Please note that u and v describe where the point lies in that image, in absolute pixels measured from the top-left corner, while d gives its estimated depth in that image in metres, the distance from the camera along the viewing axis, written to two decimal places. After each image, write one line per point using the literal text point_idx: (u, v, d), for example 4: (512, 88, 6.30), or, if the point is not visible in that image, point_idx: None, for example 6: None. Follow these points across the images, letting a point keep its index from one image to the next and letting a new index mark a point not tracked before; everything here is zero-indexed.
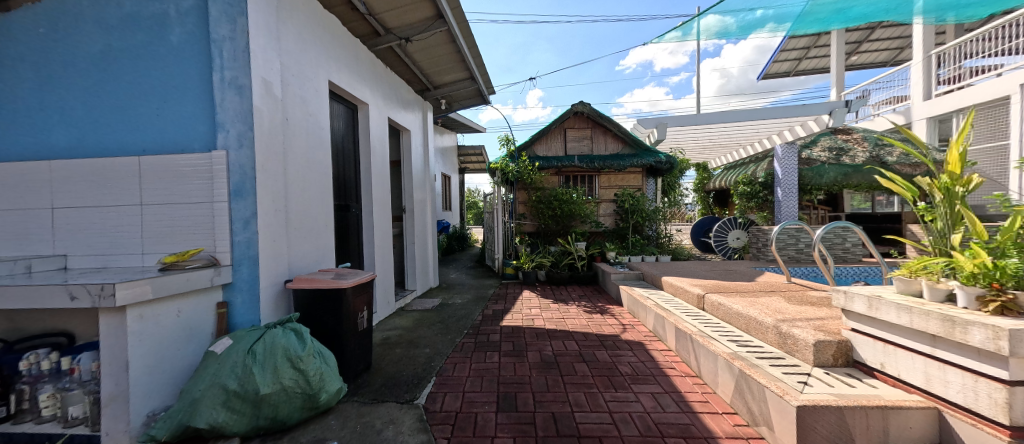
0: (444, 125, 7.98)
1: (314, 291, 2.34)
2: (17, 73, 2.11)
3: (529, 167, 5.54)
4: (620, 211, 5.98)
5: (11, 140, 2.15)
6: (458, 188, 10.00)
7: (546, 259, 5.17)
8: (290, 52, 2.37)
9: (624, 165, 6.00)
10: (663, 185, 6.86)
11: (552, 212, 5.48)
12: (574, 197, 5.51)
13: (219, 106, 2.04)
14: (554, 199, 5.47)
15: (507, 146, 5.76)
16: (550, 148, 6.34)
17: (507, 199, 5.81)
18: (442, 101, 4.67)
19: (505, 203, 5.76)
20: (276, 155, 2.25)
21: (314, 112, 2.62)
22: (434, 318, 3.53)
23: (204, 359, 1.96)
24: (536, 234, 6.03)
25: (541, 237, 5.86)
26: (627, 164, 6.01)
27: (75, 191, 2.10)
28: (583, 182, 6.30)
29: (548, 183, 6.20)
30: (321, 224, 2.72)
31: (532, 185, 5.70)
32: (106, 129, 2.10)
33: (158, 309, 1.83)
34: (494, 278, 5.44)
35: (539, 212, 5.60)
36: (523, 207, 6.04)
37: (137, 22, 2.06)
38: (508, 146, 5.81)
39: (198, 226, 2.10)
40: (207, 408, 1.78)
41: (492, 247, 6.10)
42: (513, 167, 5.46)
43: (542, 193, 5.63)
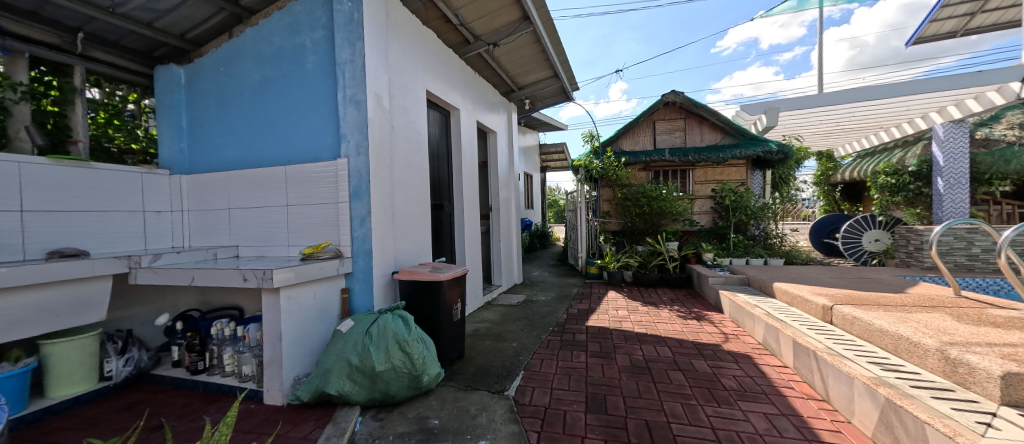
0: (525, 125, 8.13)
1: (416, 282, 2.58)
2: (205, 103, 2.72)
3: (615, 163, 5.34)
4: (720, 209, 5.42)
5: (200, 156, 2.77)
6: (539, 187, 10.14)
7: (633, 259, 4.95)
8: (396, 67, 2.64)
9: (725, 157, 5.41)
10: (770, 179, 5.90)
11: (639, 210, 5.21)
12: (665, 193, 5.16)
13: (341, 120, 2.36)
14: (642, 196, 5.19)
15: (591, 141, 5.62)
16: (638, 142, 6.03)
17: (591, 197, 5.74)
18: (524, 101, 4.76)
19: (588, 201, 5.71)
20: (385, 160, 2.54)
21: (415, 119, 2.88)
22: (519, 314, 3.63)
23: (333, 336, 2.30)
24: (621, 232, 5.84)
25: (627, 236, 5.64)
26: (728, 156, 5.41)
27: (243, 195, 2.63)
28: (674, 177, 5.87)
29: (634, 179, 5.91)
30: (420, 221, 2.99)
31: (618, 182, 5.49)
32: (262, 144, 2.59)
33: (301, 291, 2.20)
34: (577, 277, 5.39)
35: (625, 210, 5.37)
36: (607, 204, 5.86)
37: (282, 54, 2.50)
38: (592, 141, 5.67)
39: (326, 222, 2.47)
40: (336, 378, 2.09)
41: (575, 246, 6.05)
42: (597, 164, 5.35)
43: (629, 190, 5.38)
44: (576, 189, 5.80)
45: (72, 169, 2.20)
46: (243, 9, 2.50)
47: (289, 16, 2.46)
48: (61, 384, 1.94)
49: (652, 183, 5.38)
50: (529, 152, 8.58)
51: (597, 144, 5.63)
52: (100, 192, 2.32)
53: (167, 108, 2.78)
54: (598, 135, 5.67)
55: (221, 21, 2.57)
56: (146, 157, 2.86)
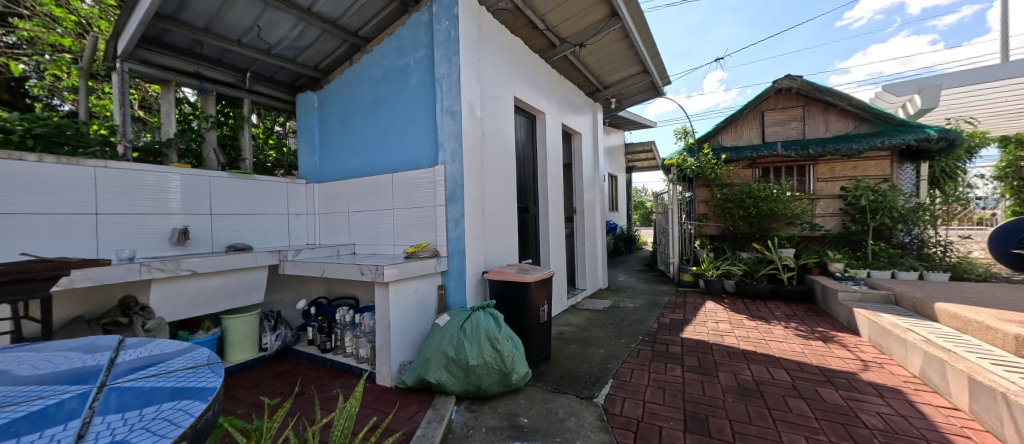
0: (608, 125, 7.89)
1: (506, 282, 2.67)
2: (332, 122, 3.19)
3: (713, 161, 4.88)
4: (857, 211, 4.58)
5: (327, 166, 3.25)
6: (625, 189, 9.74)
7: (736, 267, 4.46)
8: (487, 77, 2.78)
9: (861, 148, 4.60)
10: (928, 174, 4.88)
11: (744, 212, 4.66)
12: (777, 193, 4.51)
13: (439, 130, 2.58)
14: (747, 197, 4.63)
15: (685, 138, 5.22)
16: (742, 136, 5.42)
17: (685, 198, 5.34)
18: (611, 100, 4.60)
19: (683, 203, 5.34)
20: (476, 165, 2.68)
21: (503, 126, 2.99)
22: (606, 320, 3.52)
23: (432, 329, 2.51)
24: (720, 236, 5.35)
25: (727, 241, 5.07)
26: (866, 147, 4.58)
27: (359, 200, 3.02)
28: (789, 173, 5.16)
29: (738, 177, 5.33)
30: (508, 224, 3.09)
31: (717, 182, 4.99)
32: (375, 155, 2.95)
33: (406, 286, 2.44)
34: (668, 285, 5.05)
35: (726, 212, 4.88)
36: (704, 206, 5.42)
37: (391, 75, 2.82)
38: (687, 138, 5.25)
39: (426, 224, 2.70)
40: (435, 368, 2.27)
41: (665, 251, 5.67)
42: (692, 162, 4.96)
43: (730, 190, 4.87)
44: (668, 189, 5.48)
45: (240, 181, 2.77)
46: (361, 38, 2.88)
47: (396, 40, 2.77)
48: (236, 350, 2.46)
49: (760, 181, 4.78)
50: (614, 152, 8.30)
51: (692, 141, 5.19)
52: (259, 199, 2.87)
53: (305, 128, 3.33)
54: (693, 131, 5.24)
55: (345, 51, 2.99)
56: (290, 170, 3.44)
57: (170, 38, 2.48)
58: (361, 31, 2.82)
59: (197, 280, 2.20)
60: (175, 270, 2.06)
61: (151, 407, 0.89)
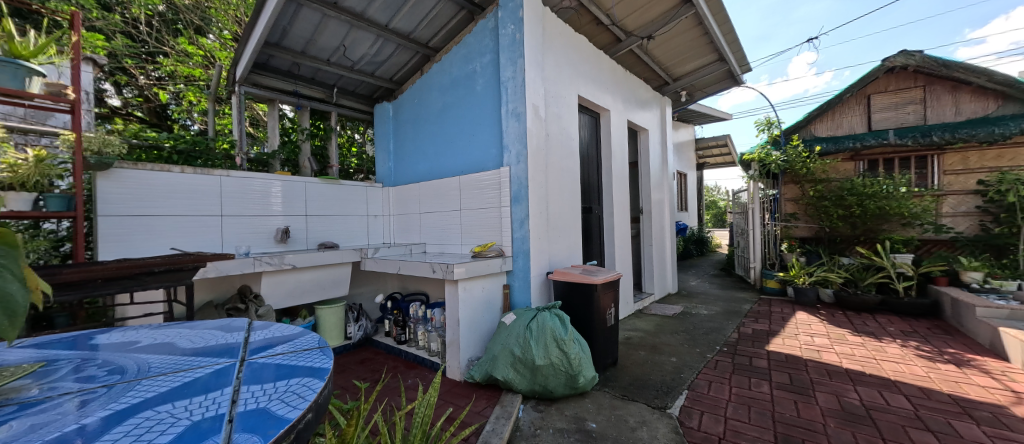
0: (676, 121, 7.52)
1: (572, 283, 2.64)
2: (405, 129, 3.42)
3: (805, 154, 4.40)
4: (1000, 209, 3.83)
5: (401, 170, 3.49)
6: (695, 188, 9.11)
7: (834, 274, 3.94)
8: (551, 77, 2.78)
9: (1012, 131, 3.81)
10: None
11: (844, 211, 4.10)
12: (889, 189, 3.90)
13: (505, 132, 2.64)
14: (849, 193, 4.08)
15: (769, 129, 4.81)
16: (840, 125, 4.80)
17: (769, 197, 4.89)
18: (681, 92, 4.32)
19: (766, 202, 4.89)
20: (541, 166, 2.68)
21: (567, 125, 2.96)
22: (677, 327, 3.32)
23: (498, 327, 2.56)
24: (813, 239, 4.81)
25: (823, 244, 4.53)
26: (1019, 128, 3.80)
27: (429, 201, 3.19)
28: (905, 166, 4.48)
29: (836, 172, 4.77)
30: (572, 224, 3.05)
31: (808, 178, 4.47)
32: (443, 158, 3.10)
33: (473, 284, 2.53)
34: (748, 292, 4.62)
35: (821, 212, 4.34)
36: (792, 205, 4.90)
37: (458, 82, 2.95)
38: (771, 129, 4.85)
39: (492, 224, 2.78)
40: (502, 365, 2.32)
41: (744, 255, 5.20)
42: (778, 156, 4.54)
43: (826, 187, 4.32)
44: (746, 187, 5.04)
45: (329, 186, 3.08)
46: (432, 49, 3.05)
47: (463, 48, 2.89)
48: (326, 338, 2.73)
49: (866, 176, 4.18)
50: (682, 149, 7.86)
51: (778, 132, 4.81)
52: (345, 201, 3.17)
53: (382, 136, 3.62)
54: (779, 122, 4.81)
55: (416, 61, 3.19)
56: (370, 175, 3.76)
57: (274, 62, 2.85)
58: (431, 42, 2.99)
59: (297, 273, 2.49)
60: (280, 264, 2.35)
61: (281, 382, 1.04)
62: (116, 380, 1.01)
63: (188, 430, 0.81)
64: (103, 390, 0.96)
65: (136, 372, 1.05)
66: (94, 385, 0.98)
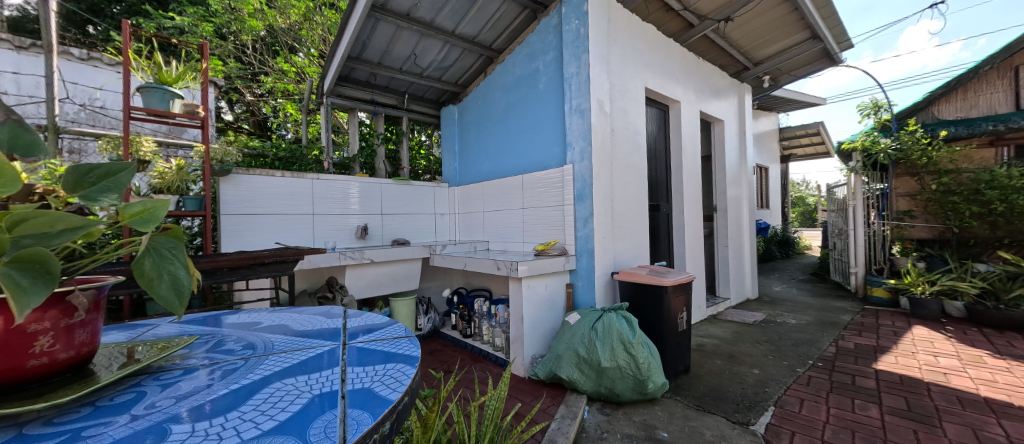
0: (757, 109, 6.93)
1: (639, 284, 2.54)
2: (470, 131, 3.54)
3: (923, 140, 3.76)
4: None
5: (465, 170, 3.63)
6: (777, 183, 8.20)
7: (966, 284, 3.31)
8: (616, 70, 2.68)
9: None
10: None
11: (983, 209, 3.40)
12: None
13: (568, 129, 2.62)
14: (987, 187, 3.39)
15: (877, 113, 4.22)
16: (975, 104, 4.03)
17: (875, 191, 4.27)
18: (763, 77, 3.91)
19: (871, 197, 4.25)
20: (606, 163, 2.60)
21: (634, 120, 2.84)
22: (759, 336, 3.04)
23: (562, 326, 2.55)
24: (935, 240, 4.07)
25: (950, 248, 3.85)
26: None
27: (492, 200, 3.27)
28: None
29: (973, 160, 4.02)
30: (639, 223, 2.92)
31: (932, 169, 3.73)
32: (506, 157, 3.16)
33: (537, 281, 2.54)
34: (847, 300, 4.08)
35: (947, 209, 3.69)
36: (907, 201, 4.19)
37: (520, 82, 2.99)
38: (879, 113, 4.22)
39: (554, 223, 2.77)
40: (567, 365, 2.31)
41: (843, 258, 4.59)
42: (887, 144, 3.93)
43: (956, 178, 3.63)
44: (845, 180, 4.46)
45: (401, 186, 3.30)
46: (495, 51, 3.12)
47: (526, 47, 2.91)
48: None
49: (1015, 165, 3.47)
50: (762, 140, 7.15)
51: (888, 116, 4.16)
52: (415, 201, 3.37)
53: (448, 138, 3.79)
54: (890, 104, 4.17)
55: (480, 64, 3.28)
56: (437, 176, 3.95)
57: (355, 74, 3.12)
58: (494, 44, 3.06)
59: (375, 267, 2.70)
60: (361, 259, 2.57)
61: (379, 365, 1.15)
62: (249, 354, 1.19)
63: (309, 406, 0.93)
64: (241, 362, 1.13)
65: (263, 348, 1.23)
66: (235, 357, 1.17)
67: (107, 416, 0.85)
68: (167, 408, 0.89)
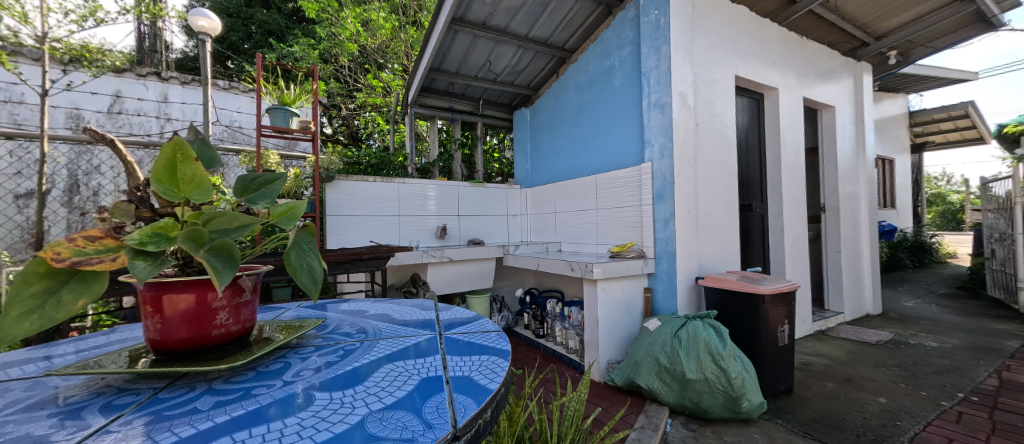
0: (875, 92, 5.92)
1: (729, 291, 2.31)
2: (542, 133, 3.58)
3: None
4: None
5: (538, 171, 3.67)
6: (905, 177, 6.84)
7: None
8: (701, 59, 2.49)
9: None
10: None
11: None
12: None
13: (646, 125, 2.50)
14: None
15: None
16: None
17: None
18: (887, 52, 3.32)
19: None
20: (690, 160, 2.43)
21: (721, 112, 2.62)
22: (883, 359, 2.58)
23: (641, 332, 2.44)
24: None
25: None
26: None
27: (564, 201, 3.25)
28: None
29: None
30: (727, 224, 2.68)
31: None
32: (579, 157, 3.14)
33: (613, 284, 2.47)
34: (1014, 323, 3.25)
35: None
36: None
37: (594, 80, 2.94)
38: None
39: (631, 224, 2.67)
40: (646, 373, 2.20)
41: (1007, 269, 3.70)
42: None
43: None
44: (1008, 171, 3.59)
45: (477, 188, 3.45)
46: (568, 51, 3.11)
47: (601, 44, 2.86)
48: None
49: None
50: (882, 127, 6.05)
51: None
52: (489, 202, 3.50)
53: (520, 140, 3.86)
54: None
55: (553, 65, 3.30)
56: (509, 178, 4.05)
57: (436, 84, 3.34)
58: (567, 44, 3.06)
59: (453, 265, 2.85)
60: (442, 257, 2.74)
61: (474, 356, 1.21)
62: (362, 338, 1.33)
63: (417, 389, 1.01)
64: (357, 345, 1.28)
65: (374, 333, 1.37)
66: (352, 339, 1.33)
67: (265, 381, 1.03)
68: (308, 378, 1.05)
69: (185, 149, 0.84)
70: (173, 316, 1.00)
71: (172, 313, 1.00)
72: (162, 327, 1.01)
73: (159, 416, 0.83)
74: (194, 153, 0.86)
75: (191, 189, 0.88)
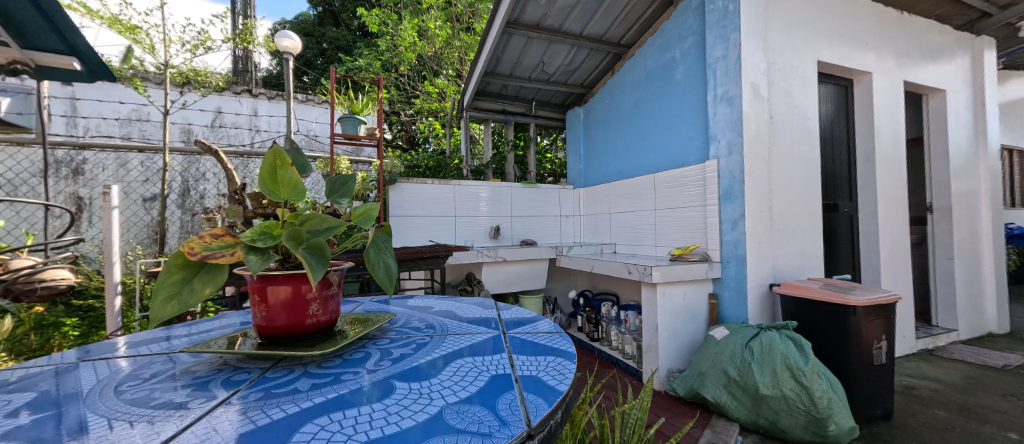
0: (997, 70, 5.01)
1: (811, 301, 2.08)
2: (597, 132, 3.51)
3: None
4: None
5: (591, 171, 3.60)
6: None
7: None
8: (776, 46, 2.28)
9: None
10: None
11: None
12: None
13: (712, 120, 2.35)
14: None
15: None
16: None
17: None
18: (1016, 22, 2.79)
19: None
20: (764, 156, 2.22)
21: (800, 103, 2.38)
22: (1013, 388, 2.17)
23: (706, 340, 2.29)
24: None
25: None
26: None
27: (620, 201, 3.16)
28: None
29: None
30: (808, 226, 2.42)
31: None
32: (636, 155, 3.03)
33: (674, 289, 2.34)
34: None
35: None
36: None
37: (653, 75, 2.83)
38: None
39: (695, 225, 2.51)
40: (713, 384, 2.06)
41: None
42: None
43: None
44: None
45: (530, 189, 3.46)
46: (624, 46, 3.02)
47: (660, 37, 2.74)
48: None
49: None
50: (1007, 111, 5.09)
51: None
52: (542, 203, 3.50)
53: (573, 140, 3.83)
54: None
55: (608, 62, 3.22)
56: (562, 178, 4.01)
57: (490, 88, 3.43)
58: (623, 39, 2.97)
59: (507, 265, 2.89)
60: (496, 257, 2.79)
61: (541, 357, 1.21)
62: (432, 333, 1.40)
63: (488, 385, 1.04)
64: (428, 339, 1.35)
65: (442, 329, 1.43)
66: (423, 333, 1.40)
67: (350, 368, 1.12)
68: (387, 368, 1.12)
69: (283, 156, 0.95)
70: (276, 305, 1.12)
71: (275, 302, 1.12)
72: (266, 314, 1.13)
73: (269, 393, 0.94)
74: (291, 159, 0.96)
75: (289, 191, 0.98)
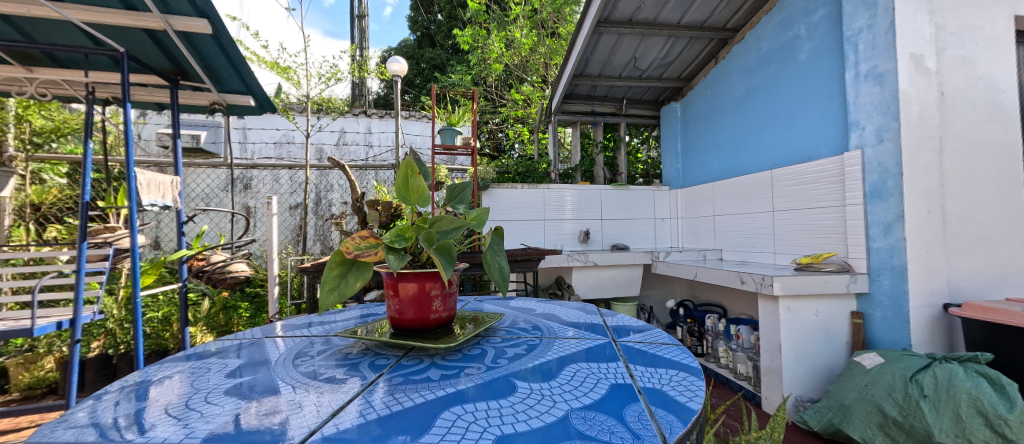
0: None
1: (1008, 327, 1.58)
2: (697, 127, 3.23)
3: None
4: None
5: (690, 171, 3.33)
6: None
7: None
8: (949, 3, 1.82)
9: None
10: None
11: None
12: None
13: (852, 103, 1.98)
14: None
15: None
16: None
17: None
18: None
19: None
20: (933, 143, 1.79)
21: (988, 72, 1.86)
22: None
23: (849, 367, 1.91)
24: None
25: None
26: None
27: (727, 202, 2.85)
28: None
29: None
30: (1004, 230, 1.87)
31: None
32: (748, 151, 2.71)
33: (802, 304, 2.01)
34: None
35: None
36: None
37: (770, 59, 2.50)
38: None
39: (830, 229, 2.13)
40: (862, 422, 1.70)
41: None
42: None
43: None
44: None
45: (620, 191, 3.33)
46: (730, 30, 2.74)
47: (779, 14, 2.42)
48: None
49: None
50: None
51: None
52: (634, 205, 3.34)
53: (669, 138, 3.59)
54: None
55: (711, 49, 2.95)
56: (656, 178, 3.77)
57: (578, 90, 3.43)
58: (729, 22, 2.70)
59: (598, 270, 2.81)
60: (586, 261, 2.73)
61: (662, 369, 1.12)
62: (540, 335, 1.41)
63: (608, 394, 0.99)
64: (537, 341, 1.36)
65: (549, 332, 1.44)
66: (531, 335, 1.42)
67: (470, 363, 1.18)
68: (503, 367, 1.16)
69: (413, 166, 1.04)
70: (405, 299, 1.25)
71: (405, 296, 1.25)
72: (398, 307, 1.27)
73: (407, 379, 1.04)
74: (419, 168, 1.05)
75: (417, 197, 1.08)
